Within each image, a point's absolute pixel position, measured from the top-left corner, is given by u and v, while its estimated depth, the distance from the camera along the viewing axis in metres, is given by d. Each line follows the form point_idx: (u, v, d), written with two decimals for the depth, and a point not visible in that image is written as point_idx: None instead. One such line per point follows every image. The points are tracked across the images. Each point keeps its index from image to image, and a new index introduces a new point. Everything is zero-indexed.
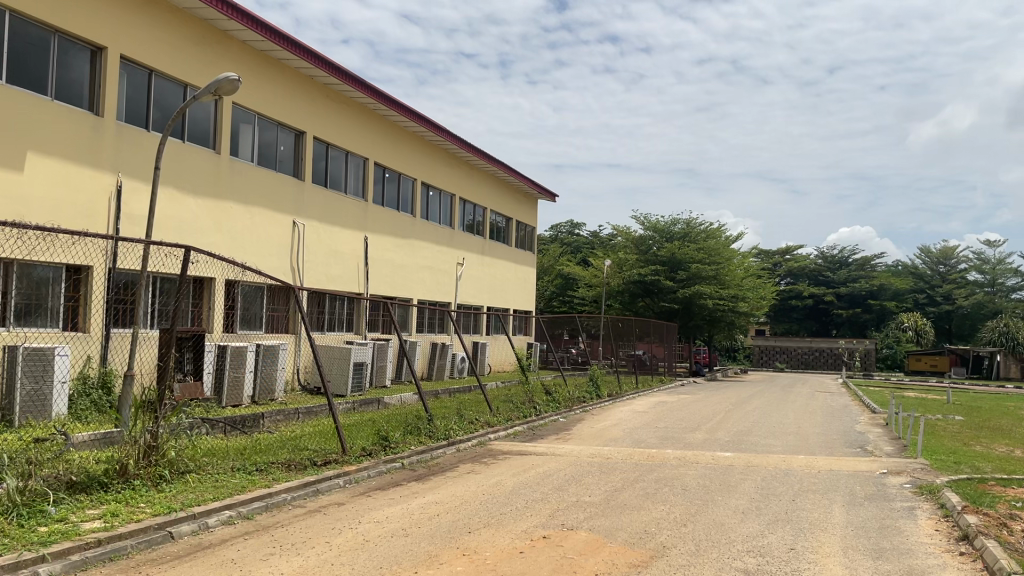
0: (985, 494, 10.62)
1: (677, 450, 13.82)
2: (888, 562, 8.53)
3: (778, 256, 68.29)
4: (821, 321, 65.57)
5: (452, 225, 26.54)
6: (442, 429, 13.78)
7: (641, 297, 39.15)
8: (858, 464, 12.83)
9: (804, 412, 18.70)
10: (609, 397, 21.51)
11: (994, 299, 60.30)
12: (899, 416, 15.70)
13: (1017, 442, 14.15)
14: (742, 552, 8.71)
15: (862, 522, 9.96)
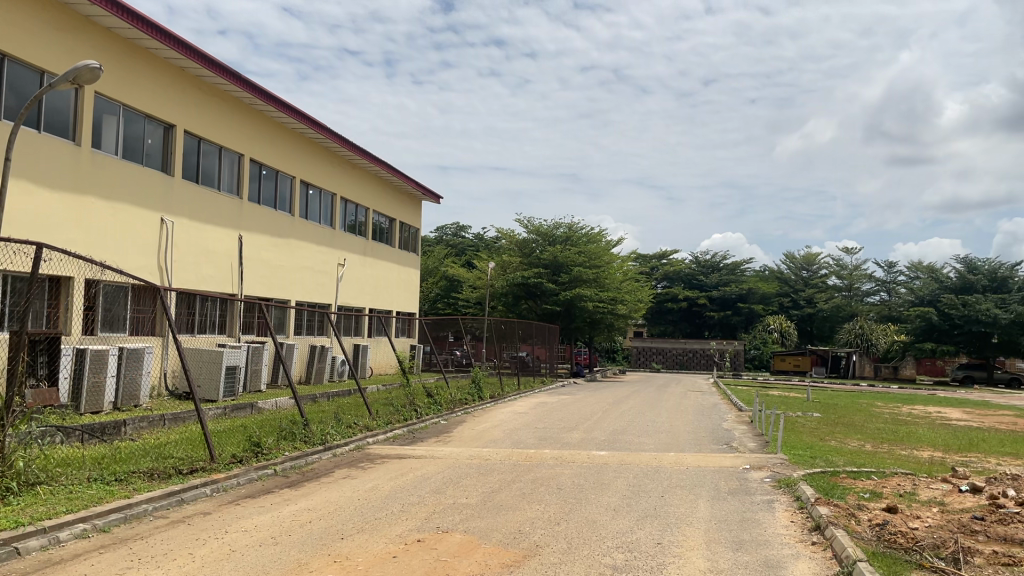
0: (836, 486, 11.32)
1: (555, 450, 14.03)
2: (747, 553, 8.96)
3: (655, 260, 70.64)
4: (694, 323, 68.30)
5: (332, 225, 26.04)
6: (318, 433, 13.49)
7: (523, 300, 39.48)
8: (723, 460, 13.42)
9: (676, 411, 19.40)
10: (490, 399, 21.60)
11: (850, 303, 64.51)
12: (762, 413, 16.52)
13: (868, 436, 15.14)
14: (611, 549, 8.92)
15: (725, 515, 10.41)
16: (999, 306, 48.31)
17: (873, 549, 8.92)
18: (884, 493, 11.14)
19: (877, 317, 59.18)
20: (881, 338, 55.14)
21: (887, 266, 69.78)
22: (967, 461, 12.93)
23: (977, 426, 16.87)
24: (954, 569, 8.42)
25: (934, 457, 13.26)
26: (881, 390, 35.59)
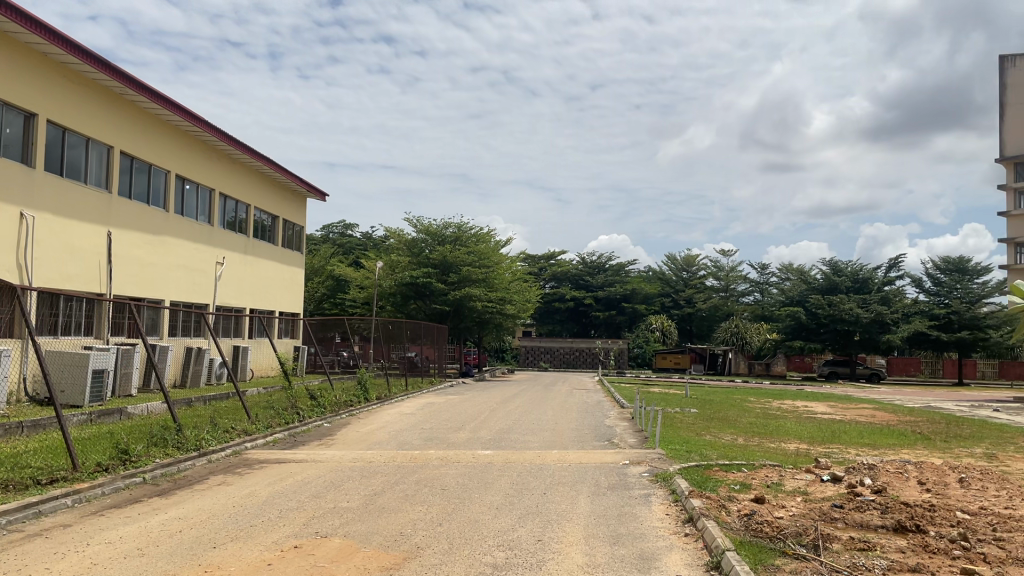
0: (709, 479, 11.79)
1: (440, 451, 14.02)
2: (623, 547, 9.22)
3: (543, 261, 71.56)
4: (581, 322, 69.68)
5: (211, 221, 25.09)
6: (193, 439, 12.98)
7: (412, 299, 39.05)
8: (604, 456, 13.74)
9: (561, 409, 19.77)
10: (377, 400, 21.33)
11: (726, 303, 67.27)
12: (642, 410, 17.03)
13: (740, 430, 15.86)
14: (493, 547, 8.97)
15: (604, 510, 10.66)
16: (862, 306, 51.58)
17: (741, 538, 9.34)
18: (753, 484, 11.69)
19: (751, 316, 61.97)
20: (756, 336, 57.84)
21: (761, 267, 73.20)
22: (829, 452, 13.73)
23: (839, 418, 17.96)
24: (814, 555, 8.91)
25: (799, 449, 14.02)
26: (754, 385, 37.32)
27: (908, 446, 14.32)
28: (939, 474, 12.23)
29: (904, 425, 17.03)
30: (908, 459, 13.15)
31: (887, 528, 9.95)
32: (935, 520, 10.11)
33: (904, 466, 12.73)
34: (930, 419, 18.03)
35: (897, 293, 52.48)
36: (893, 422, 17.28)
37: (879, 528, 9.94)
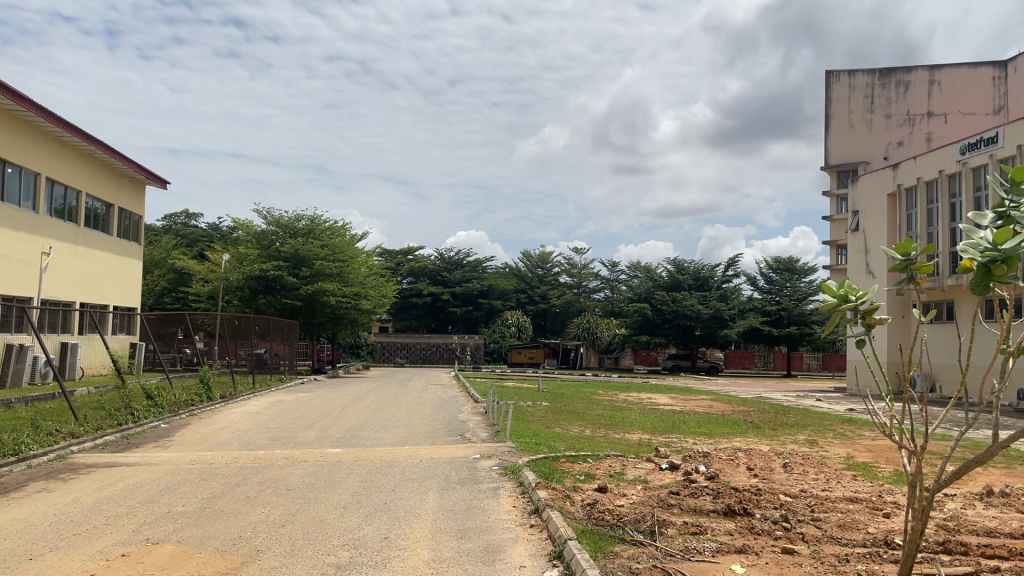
0: (555, 470, 12.07)
1: (286, 450, 13.60)
2: (470, 541, 9.27)
3: (400, 255, 70.87)
4: (438, 317, 69.59)
5: (36, 207, 23.18)
6: (10, 444, 11.94)
7: (261, 294, 37.77)
8: (456, 451, 13.78)
9: (414, 405, 19.70)
10: (221, 399, 20.50)
11: (579, 299, 69.30)
12: (495, 404, 17.23)
13: (588, 422, 16.37)
14: (337, 547, 8.80)
15: (452, 505, 10.69)
16: (703, 303, 54.55)
17: (583, 527, 9.64)
18: (597, 474, 12.09)
19: (602, 313, 64.05)
20: (606, 331, 59.81)
21: (611, 265, 75.63)
22: (669, 442, 14.39)
23: (679, 409, 18.91)
24: (650, 540, 9.33)
25: (642, 439, 14.61)
26: (603, 378, 38.57)
27: (741, 435, 15.25)
28: (766, 460, 13.11)
29: (737, 414, 18.15)
30: (739, 447, 13.99)
31: (718, 512, 10.55)
32: (761, 503, 10.83)
33: (736, 453, 13.54)
34: (760, 408, 19.31)
35: (734, 291, 55.88)
36: (729, 412, 18.35)
37: (711, 512, 10.52)
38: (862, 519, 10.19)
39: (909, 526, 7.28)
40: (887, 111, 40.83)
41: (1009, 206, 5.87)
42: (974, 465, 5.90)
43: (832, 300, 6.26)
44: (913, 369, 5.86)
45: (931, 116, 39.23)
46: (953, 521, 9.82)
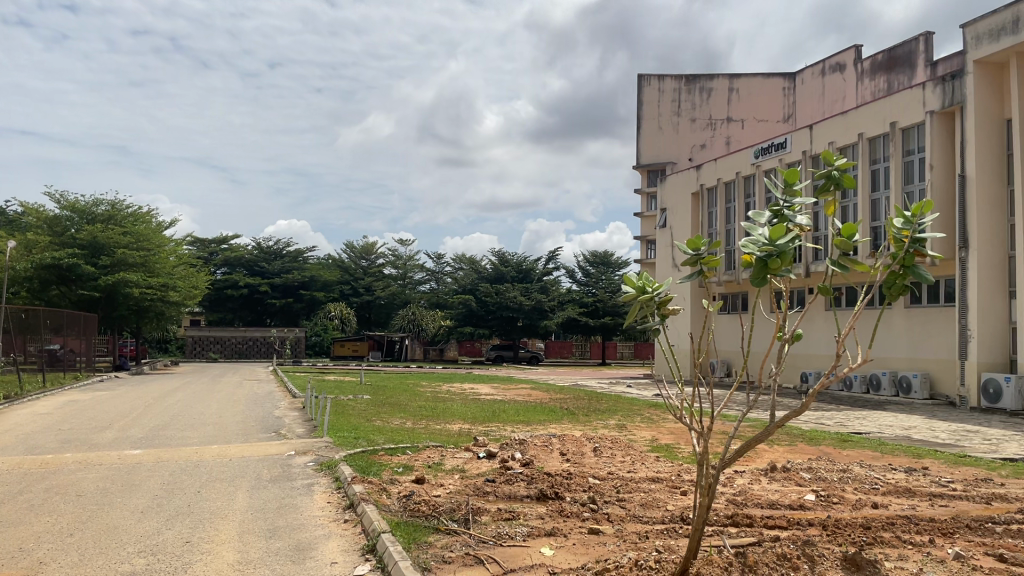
0: (372, 464, 11.95)
1: (78, 453, 12.58)
2: (280, 540, 9.00)
3: (213, 245, 67.23)
4: (255, 310, 66.81)
5: None
6: None
7: (54, 285, 34.79)
8: (269, 448, 13.32)
9: (227, 401, 18.91)
10: (3, 400, 18.69)
11: (403, 291, 68.97)
12: (313, 398, 16.84)
13: (409, 414, 16.30)
14: (132, 554, 8.27)
15: (262, 504, 10.33)
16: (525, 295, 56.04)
17: (398, 519, 9.60)
18: (415, 466, 12.09)
19: (427, 304, 64.06)
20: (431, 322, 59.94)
21: (435, 257, 75.97)
22: (488, 431, 14.64)
23: (499, 399, 19.30)
24: (463, 529, 9.46)
25: (462, 429, 14.77)
26: (426, 369, 38.67)
27: (557, 421, 15.78)
28: (578, 445, 13.65)
29: (555, 402, 18.77)
30: (554, 433, 14.47)
31: (531, 497, 10.87)
32: (571, 486, 11.27)
33: (550, 439, 14.00)
34: (575, 396, 20.07)
35: (553, 282, 57.74)
36: (546, 400, 18.95)
37: (524, 498, 10.82)
38: (662, 497, 10.85)
39: (697, 500, 7.84)
40: (692, 115, 43.55)
41: (783, 206, 6.43)
42: (755, 442, 6.46)
43: (632, 292, 6.71)
44: None
45: (731, 121, 42.31)
46: (741, 496, 10.66)
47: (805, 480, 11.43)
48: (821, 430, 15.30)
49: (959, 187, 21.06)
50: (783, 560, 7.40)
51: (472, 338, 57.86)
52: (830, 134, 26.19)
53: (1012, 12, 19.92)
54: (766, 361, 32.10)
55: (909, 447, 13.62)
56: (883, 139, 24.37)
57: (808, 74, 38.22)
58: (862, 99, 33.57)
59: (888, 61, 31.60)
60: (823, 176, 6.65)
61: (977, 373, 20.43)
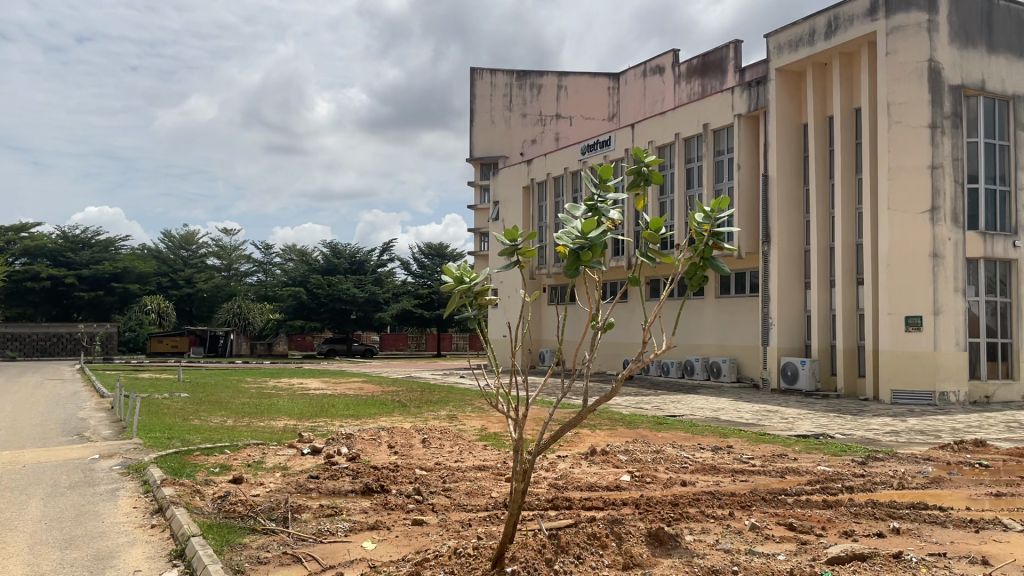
0: (186, 465, 11.34)
1: None
2: (76, 550, 8.35)
3: (10, 232, 61.13)
4: (61, 304, 61.52)
5: None
6: None
7: None
8: (70, 452, 12.34)
9: (24, 403, 17.33)
10: None
11: (229, 283, 67.25)
12: (122, 397, 15.73)
13: (230, 412, 15.61)
14: None
15: (59, 513, 9.54)
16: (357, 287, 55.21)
17: (210, 521, 9.16)
18: (233, 465, 11.58)
19: (255, 297, 62.91)
20: (257, 316, 57.77)
21: (263, 246, 73.91)
22: (315, 426, 14.27)
23: (328, 393, 18.89)
24: (281, 528, 9.15)
25: (287, 425, 14.33)
26: (250, 364, 37.11)
27: (387, 414, 15.63)
28: (406, 437, 13.62)
29: (386, 395, 18.61)
30: (383, 427, 14.31)
31: (356, 492, 10.69)
32: (397, 479, 11.19)
33: (378, 433, 13.83)
34: (406, 388, 19.98)
35: (387, 274, 57.37)
36: (378, 393, 18.77)
37: (348, 492, 10.63)
38: (487, 485, 11.01)
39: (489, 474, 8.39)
40: (523, 110, 44.42)
41: (596, 200, 6.61)
42: (568, 428, 6.61)
43: (451, 282, 6.74)
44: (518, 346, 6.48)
45: (559, 118, 43.54)
46: (562, 480, 10.99)
47: (622, 462, 11.98)
48: (640, 414, 16.07)
49: (763, 186, 22.76)
50: (593, 539, 7.71)
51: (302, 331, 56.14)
52: (650, 133, 27.56)
53: (809, 25, 21.64)
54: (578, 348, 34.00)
55: (717, 428, 14.57)
56: (697, 139, 25.92)
57: (631, 75, 39.95)
58: (679, 101, 35.53)
59: (702, 66, 33.55)
60: (634, 172, 6.88)
61: (778, 358, 22.18)
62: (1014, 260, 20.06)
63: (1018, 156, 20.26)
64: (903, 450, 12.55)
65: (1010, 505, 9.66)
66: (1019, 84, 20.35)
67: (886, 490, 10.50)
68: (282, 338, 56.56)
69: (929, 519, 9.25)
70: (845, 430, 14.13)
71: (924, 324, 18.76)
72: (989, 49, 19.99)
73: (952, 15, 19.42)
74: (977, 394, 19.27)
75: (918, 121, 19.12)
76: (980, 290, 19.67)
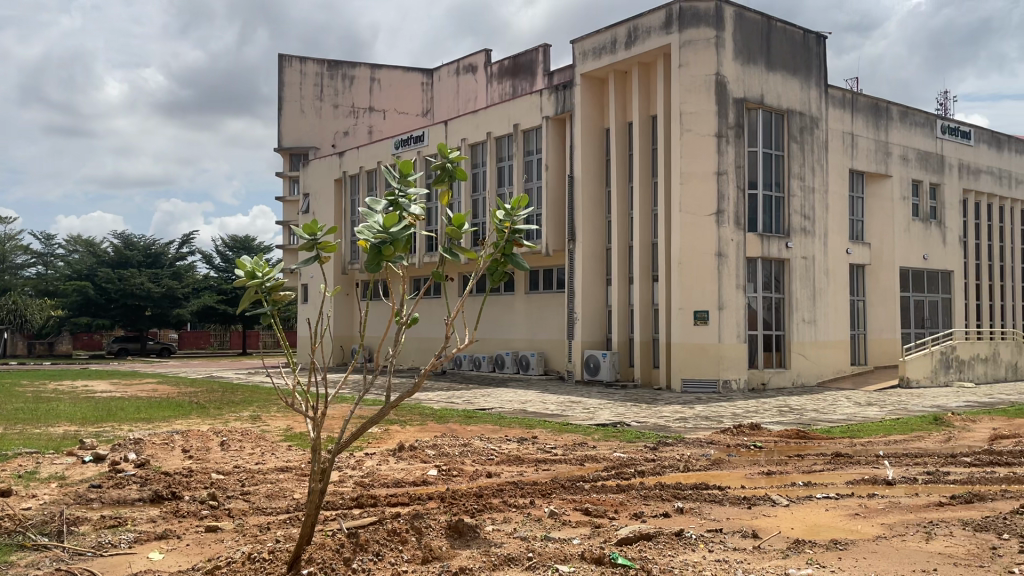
0: None
1: None
2: None
3: None
4: None
5: None
6: None
7: None
8: None
9: None
10: None
11: None
12: None
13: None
14: None
15: None
16: (152, 281, 51.66)
17: None
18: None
19: (34, 292, 57.18)
20: (36, 313, 52.53)
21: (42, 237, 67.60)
22: (99, 432, 13.20)
23: (117, 395, 17.53)
24: (55, 543, 8.38)
25: (66, 432, 13.14)
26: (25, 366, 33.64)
27: (182, 417, 14.75)
28: (202, 440, 12.91)
29: (182, 396, 17.56)
30: (176, 430, 13.51)
31: (143, 500, 10.01)
32: (191, 485, 10.60)
33: (171, 436, 13.05)
34: (206, 389, 18.95)
35: (187, 268, 54.36)
36: (172, 395, 17.63)
37: (135, 501, 9.94)
38: (289, 486, 10.68)
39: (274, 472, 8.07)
40: (335, 101, 43.27)
41: (398, 195, 6.39)
42: (369, 423, 6.41)
43: (244, 277, 6.40)
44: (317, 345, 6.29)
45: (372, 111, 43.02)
46: (368, 477, 10.86)
47: (430, 456, 12.03)
48: (449, 408, 16.22)
49: (569, 186, 23.65)
50: (392, 535, 7.71)
51: (89, 329, 51.67)
52: (462, 131, 27.89)
53: (610, 34, 22.71)
54: (384, 342, 33.92)
55: (523, 419, 14.99)
56: (507, 139, 26.54)
57: (444, 72, 40.17)
58: (491, 101, 36.19)
59: (513, 67, 34.36)
60: (438, 168, 6.81)
61: (582, 351, 23.15)
62: (787, 260, 22.16)
63: (790, 166, 22.37)
64: (690, 435, 13.51)
65: (779, 482, 10.67)
66: (792, 100, 22.45)
67: (674, 472, 11.28)
68: (67, 338, 51.62)
69: (709, 498, 10.04)
70: (640, 418, 15.00)
71: (710, 318, 20.32)
72: (767, 67, 21.91)
73: (736, 33, 21.09)
74: (755, 381, 21.18)
75: (705, 130, 20.65)
76: (758, 287, 21.58)
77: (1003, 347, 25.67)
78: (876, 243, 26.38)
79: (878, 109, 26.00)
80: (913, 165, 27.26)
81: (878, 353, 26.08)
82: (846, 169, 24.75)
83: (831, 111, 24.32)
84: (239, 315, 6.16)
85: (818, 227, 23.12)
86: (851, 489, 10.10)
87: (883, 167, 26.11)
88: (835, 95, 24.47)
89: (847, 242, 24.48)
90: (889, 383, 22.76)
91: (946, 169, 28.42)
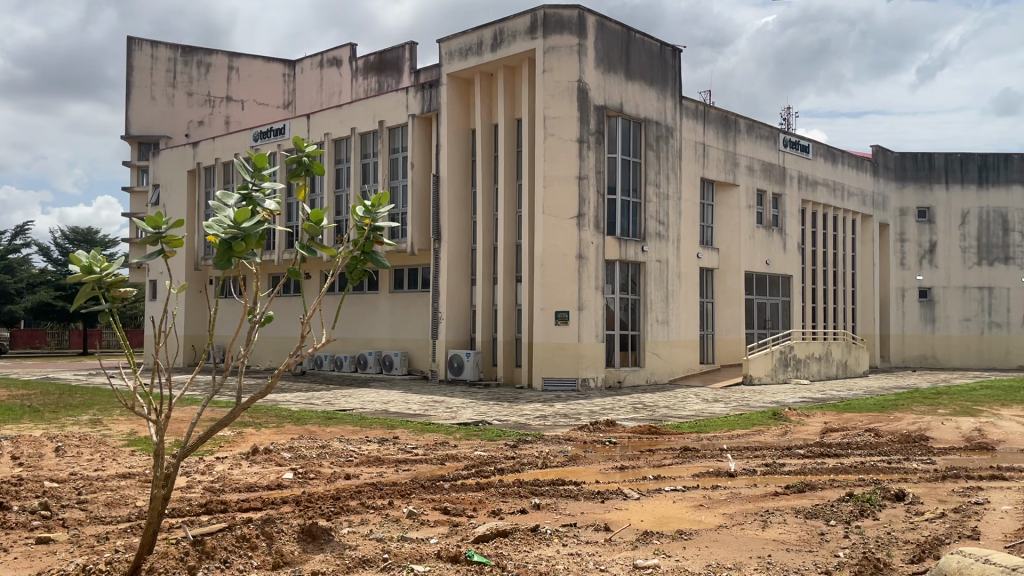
0: None
1: None
2: None
3: None
4: None
5: None
6: None
7: None
8: None
9: None
10: None
11: None
12: None
13: None
14: None
15: None
16: None
17: None
18: None
19: None
20: None
21: None
22: None
23: None
24: None
25: None
26: None
27: (12, 422, 13.63)
28: (35, 446, 12.01)
29: (12, 399, 16.23)
30: (5, 436, 12.48)
31: None
32: (20, 494, 9.82)
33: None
34: (41, 391, 17.62)
35: (22, 262, 51.13)
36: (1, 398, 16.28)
37: None
38: (131, 494, 10.10)
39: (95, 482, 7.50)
40: (188, 89, 41.37)
41: (251, 188, 6.15)
42: (218, 427, 6.17)
43: (80, 273, 5.96)
44: (162, 345, 5.96)
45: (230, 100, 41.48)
46: (219, 482, 10.42)
47: (285, 459, 11.70)
48: (308, 410, 15.82)
49: (434, 185, 23.62)
50: (241, 542, 7.45)
51: None
52: (326, 125, 27.30)
53: (476, 36, 22.86)
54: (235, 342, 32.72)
55: (384, 420, 14.85)
56: (372, 135, 26.21)
57: (308, 64, 39.05)
58: (356, 96, 35.61)
59: (378, 63, 33.98)
60: (293, 161, 6.59)
61: (446, 350, 23.17)
62: (642, 263, 23.04)
63: (647, 173, 23.28)
64: (548, 433, 13.81)
65: (631, 476, 11.08)
66: (649, 109, 23.39)
67: (532, 469, 11.49)
68: None
69: (564, 494, 10.29)
70: (501, 416, 15.20)
71: (570, 318, 20.85)
72: (626, 76, 22.74)
73: (598, 42, 21.76)
74: (611, 379, 21.97)
75: (568, 135, 21.17)
76: (615, 288, 22.34)
77: (834, 347, 27.78)
78: (724, 248, 27.84)
79: (728, 121, 27.49)
80: (758, 175, 28.98)
81: (725, 352, 27.55)
82: (697, 178, 26.00)
83: (685, 121, 25.49)
84: (73, 312, 5.74)
85: (671, 232, 24.18)
86: (697, 482, 10.63)
87: (731, 177, 27.62)
88: (688, 107, 25.66)
89: (697, 246, 25.73)
90: (735, 381, 24.08)
91: (787, 180, 30.41)
